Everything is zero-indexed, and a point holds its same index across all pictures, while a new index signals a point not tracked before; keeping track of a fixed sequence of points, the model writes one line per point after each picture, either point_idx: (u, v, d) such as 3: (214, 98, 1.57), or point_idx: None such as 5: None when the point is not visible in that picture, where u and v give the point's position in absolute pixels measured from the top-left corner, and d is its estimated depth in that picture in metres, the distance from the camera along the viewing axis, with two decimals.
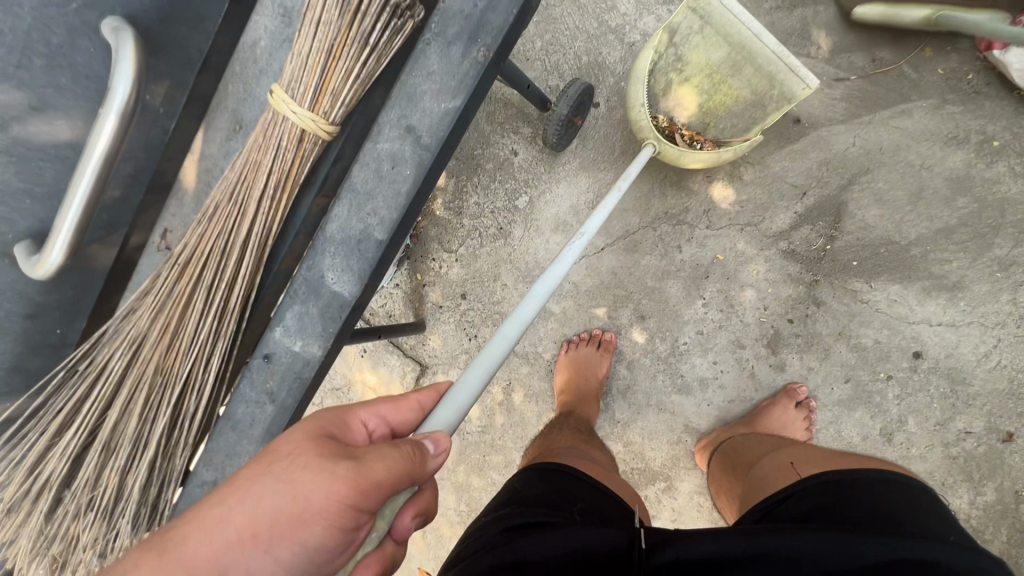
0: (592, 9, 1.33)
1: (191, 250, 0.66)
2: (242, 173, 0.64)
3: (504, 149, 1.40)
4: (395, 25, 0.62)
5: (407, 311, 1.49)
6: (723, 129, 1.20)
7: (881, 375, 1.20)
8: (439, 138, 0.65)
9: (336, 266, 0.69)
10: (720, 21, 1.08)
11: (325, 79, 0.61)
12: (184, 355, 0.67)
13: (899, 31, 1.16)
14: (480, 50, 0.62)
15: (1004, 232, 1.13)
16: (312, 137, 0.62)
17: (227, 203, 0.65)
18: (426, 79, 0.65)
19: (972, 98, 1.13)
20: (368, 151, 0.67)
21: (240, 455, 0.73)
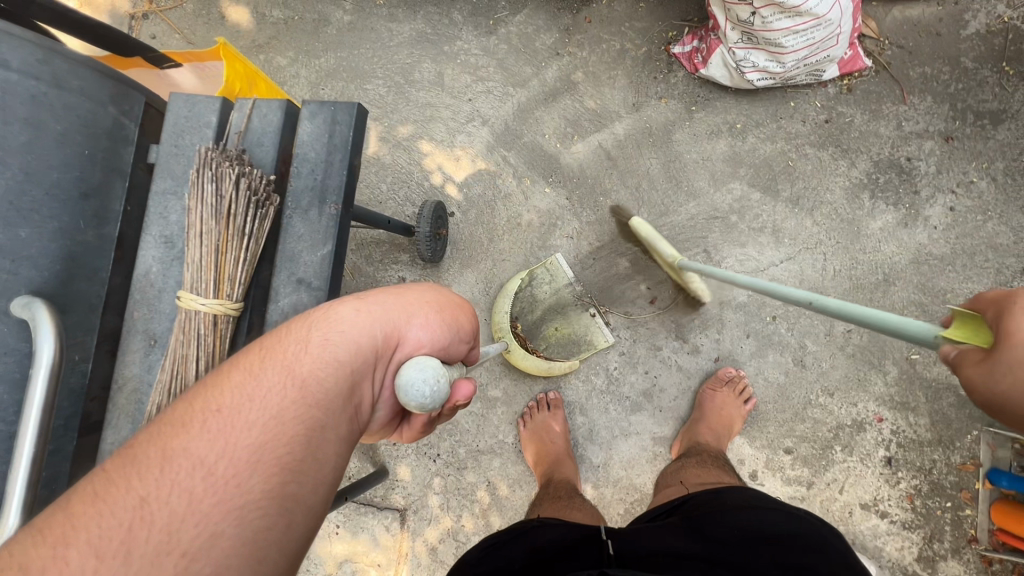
0: (416, 146, 1.59)
1: None
2: (175, 368, 0.73)
3: (393, 280, 1.54)
4: (260, 213, 0.78)
5: (365, 463, 1.46)
6: (554, 352, 1.45)
7: (768, 318, 1.42)
8: (325, 277, 0.80)
9: None
10: (563, 284, 1.48)
11: (220, 270, 0.75)
12: None
13: (638, 81, 1.53)
14: (331, 206, 0.81)
15: (781, 179, 1.45)
16: (224, 317, 0.74)
17: (167, 399, 0.73)
18: (298, 241, 0.81)
19: (707, 102, 1.50)
20: (272, 311, 0.80)
21: None
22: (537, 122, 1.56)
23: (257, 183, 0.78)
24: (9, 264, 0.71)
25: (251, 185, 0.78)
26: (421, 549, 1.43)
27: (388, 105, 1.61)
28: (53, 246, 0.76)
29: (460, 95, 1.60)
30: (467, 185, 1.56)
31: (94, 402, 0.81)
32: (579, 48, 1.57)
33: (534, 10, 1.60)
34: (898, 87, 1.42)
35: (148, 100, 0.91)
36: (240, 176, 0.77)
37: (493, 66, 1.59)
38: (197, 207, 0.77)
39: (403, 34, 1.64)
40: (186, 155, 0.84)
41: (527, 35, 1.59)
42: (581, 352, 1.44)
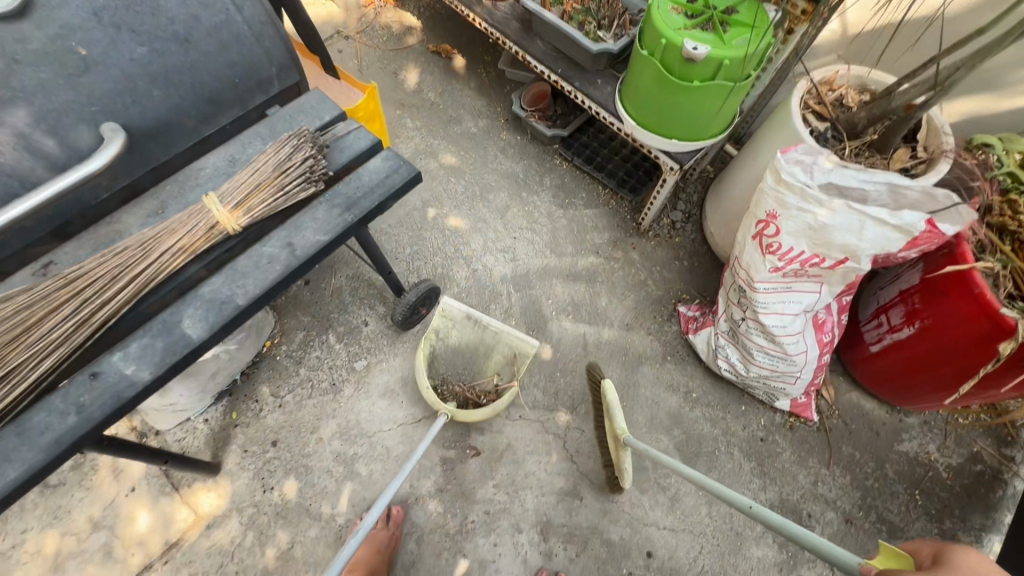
0: (452, 240, 1.83)
1: (83, 271, 0.75)
2: (162, 229, 0.79)
3: (357, 320, 1.69)
4: (304, 186, 0.84)
5: (206, 451, 1.49)
6: (502, 381, 1.54)
7: (624, 570, 1.41)
8: (307, 254, 0.83)
9: (195, 316, 0.77)
10: (466, 321, 1.45)
11: (246, 199, 0.82)
12: (29, 346, 0.71)
13: (640, 309, 1.77)
14: (348, 215, 0.86)
15: (700, 459, 1.56)
16: (220, 228, 0.80)
17: (138, 246, 0.78)
18: (311, 220, 0.86)
19: (681, 362, 1.69)
20: (255, 251, 0.83)
21: (6, 462, 0.67)
22: (549, 286, 1.78)
23: (319, 166, 0.86)
24: (129, 102, 0.84)
25: (312, 166, 0.85)
26: (194, 561, 1.37)
27: (456, 201, 1.90)
28: (167, 111, 0.88)
29: (509, 229, 1.87)
30: (466, 292, 1.74)
31: (81, 220, 0.85)
32: (614, 261, 1.84)
33: (601, 214, 1.93)
34: (828, 452, 1.58)
35: (299, 82, 1.04)
36: (311, 157, 0.85)
37: (546, 228, 1.89)
38: (269, 151, 0.86)
39: (502, 165, 2.00)
40: (291, 125, 0.98)
41: (584, 226, 1.90)
42: (523, 365, 1.46)
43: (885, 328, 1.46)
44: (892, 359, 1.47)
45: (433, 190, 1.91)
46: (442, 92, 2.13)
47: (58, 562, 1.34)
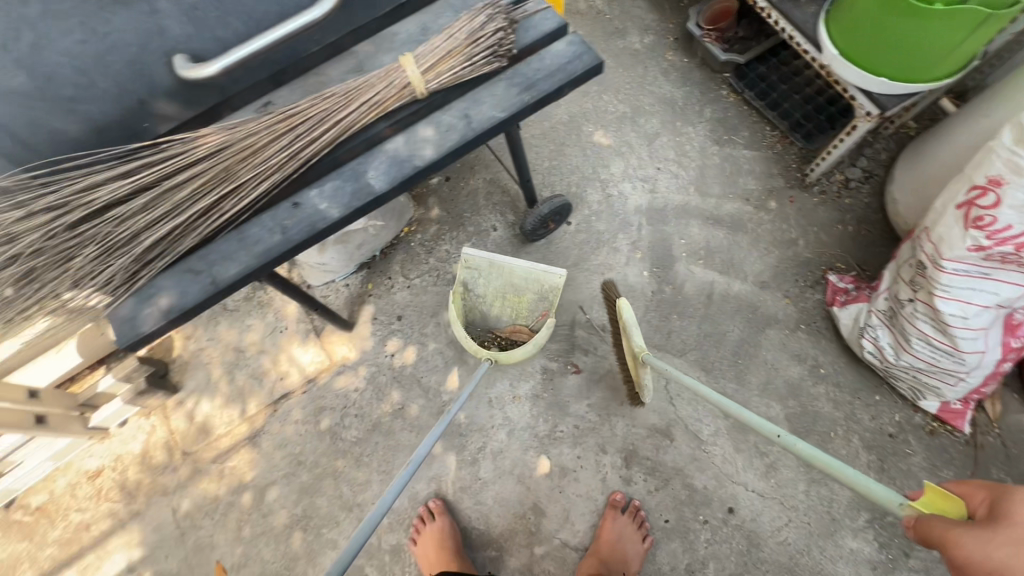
0: (592, 160, 1.78)
1: (298, 110, 0.82)
2: (364, 83, 0.82)
3: (486, 224, 1.75)
4: (490, 60, 0.84)
5: (345, 310, 1.70)
6: (534, 320, 1.59)
7: (701, 517, 1.41)
8: (482, 130, 0.84)
9: (377, 170, 0.84)
10: (490, 268, 1.45)
11: (438, 65, 0.83)
12: (252, 168, 0.82)
13: (782, 269, 1.61)
14: (526, 95, 0.85)
15: (812, 436, 1.45)
16: (411, 90, 0.83)
17: (341, 95, 0.82)
18: (489, 97, 0.86)
19: (816, 333, 1.54)
20: (435, 118, 0.86)
21: (231, 260, 0.81)
22: (685, 226, 1.68)
23: (508, 40, 0.84)
24: None
25: (502, 39, 0.83)
26: (325, 397, 1.62)
27: (604, 121, 1.82)
28: None
29: (654, 159, 1.77)
30: (597, 216, 1.71)
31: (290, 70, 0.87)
32: (764, 211, 1.68)
33: (762, 157, 1.73)
34: (971, 468, 1.39)
35: None
36: (501, 29, 0.83)
37: (695, 163, 1.75)
38: (461, 20, 0.85)
39: (661, 89, 1.85)
40: None
41: (739, 168, 1.73)
42: (555, 298, 1.49)
43: None
44: None
45: (582, 106, 1.85)
46: (612, 2, 1.98)
47: (229, 369, 1.67)
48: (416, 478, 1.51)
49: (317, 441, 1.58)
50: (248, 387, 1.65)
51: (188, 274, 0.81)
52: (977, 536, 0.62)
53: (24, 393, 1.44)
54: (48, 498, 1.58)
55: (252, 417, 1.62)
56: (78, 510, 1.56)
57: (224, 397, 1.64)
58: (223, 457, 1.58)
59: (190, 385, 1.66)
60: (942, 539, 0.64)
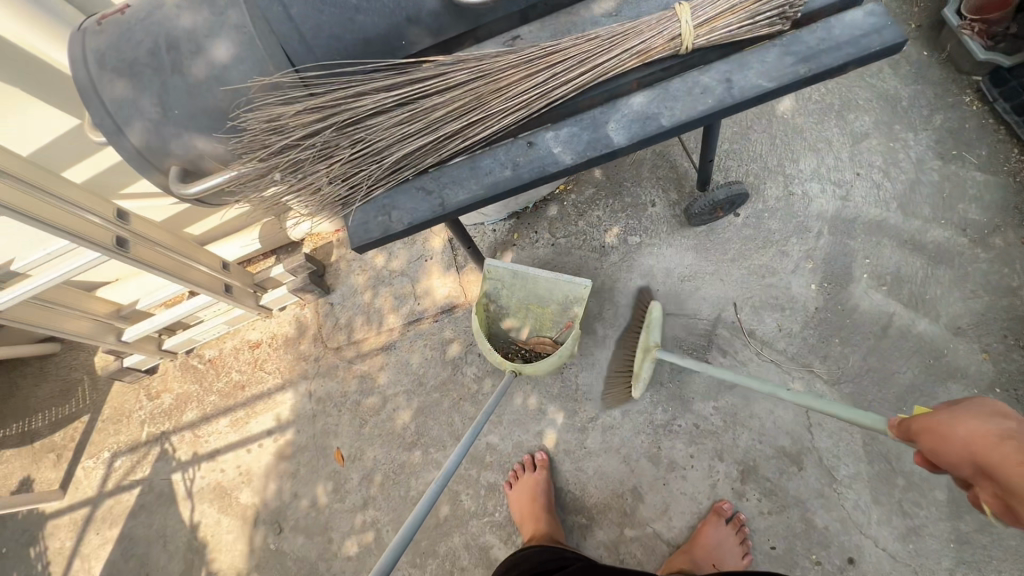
0: (781, 151, 1.61)
1: (560, 48, 0.79)
2: (630, 30, 0.78)
3: (646, 198, 1.68)
4: (772, 21, 0.77)
5: (487, 253, 1.75)
6: (558, 332, 1.55)
7: (814, 557, 1.30)
8: (744, 98, 0.76)
9: (619, 122, 0.80)
10: (511, 276, 1.47)
11: (714, 19, 0.77)
12: (507, 100, 0.80)
13: (988, 319, 1.37)
14: (804, 67, 0.76)
15: (977, 514, 1.26)
16: (677, 43, 0.78)
17: (605, 39, 0.79)
18: (757, 63, 0.78)
19: (1013, 402, 1.31)
20: (690, 77, 0.79)
21: (458, 186, 0.82)
22: (873, 245, 1.49)
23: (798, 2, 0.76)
24: None
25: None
26: (454, 330, 1.70)
27: (804, 110, 1.63)
28: None
29: (855, 163, 1.56)
30: (770, 213, 1.56)
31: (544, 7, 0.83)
32: (982, 248, 1.42)
33: (997, 185, 1.46)
34: None
35: None
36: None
37: (906, 177, 1.52)
38: None
39: (884, 84, 1.61)
40: None
41: (962, 191, 1.47)
42: (580, 308, 1.47)
43: None
44: None
45: None
46: None
47: (375, 284, 1.81)
48: (524, 429, 1.55)
49: (439, 368, 1.68)
50: (388, 304, 1.78)
51: (420, 191, 0.83)
52: (946, 416, 0.65)
53: (220, 264, 1.69)
54: (219, 354, 1.86)
55: (387, 331, 1.75)
56: (238, 371, 1.82)
57: (367, 307, 1.79)
58: (357, 360, 1.74)
59: (340, 290, 1.83)
60: (912, 430, 0.71)
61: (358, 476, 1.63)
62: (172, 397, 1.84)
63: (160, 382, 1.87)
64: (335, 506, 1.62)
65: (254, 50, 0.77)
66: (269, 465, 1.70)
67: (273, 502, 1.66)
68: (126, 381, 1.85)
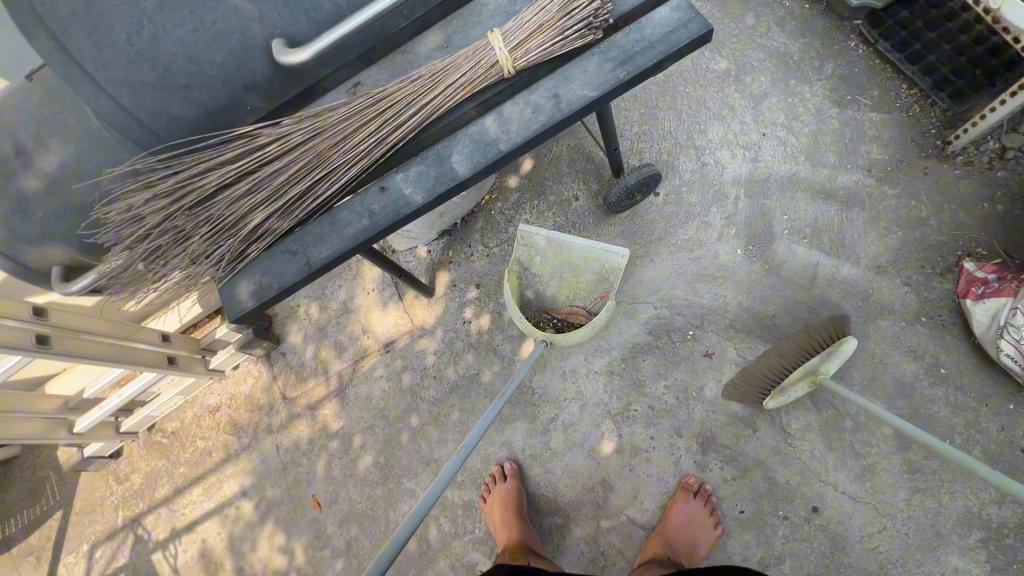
0: (687, 125, 1.64)
1: (386, 93, 0.81)
2: (449, 63, 0.80)
3: (569, 193, 1.70)
4: (583, 33, 0.79)
5: (426, 276, 1.75)
6: (592, 302, 1.51)
7: (781, 512, 1.34)
8: (570, 111, 0.80)
9: (461, 153, 0.82)
10: (546, 240, 1.38)
11: (528, 39, 0.79)
12: (345, 153, 0.82)
13: (905, 253, 1.42)
14: (621, 72, 0.79)
15: (922, 442, 1.31)
16: (498, 68, 0.80)
17: (427, 77, 0.81)
18: (579, 73, 0.82)
19: (939, 329, 1.36)
20: (521, 98, 0.83)
21: (322, 242, 0.85)
22: (789, 200, 1.52)
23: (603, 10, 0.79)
24: None
25: (598, 9, 0.78)
26: (406, 357, 1.71)
27: (703, 81, 1.66)
28: None
29: (760, 125, 1.59)
30: (688, 187, 1.59)
31: (382, 48, 0.84)
32: (889, 186, 1.47)
33: (892, 123, 1.51)
34: None
35: None
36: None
37: (809, 130, 1.56)
38: None
39: (774, 43, 1.64)
40: None
41: (861, 134, 1.52)
42: (617, 277, 1.41)
43: None
44: None
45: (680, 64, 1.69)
46: None
47: (323, 325, 1.80)
48: (490, 442, 1.56)
49: (399, 398, 1.68)
50: (338, 343, 1.77)
51: (287, 253, 0.86)
52: None
53: (160, 336, 1.66)
54: (180, 426, 1.84)
55: (342, 371, 1.75)
56: (202, 438, 1.80)
57: (318, 350, 1.79)
58: (317, 405, 1.74)
59: (290, 337, 1.82)
60: None
61: (338, 519, 1.64)
62: (141, 476, 1.82)
63: (127, 464, 1.84)
64: (321, 553, 1.62)
65: (98, 145, 0.79)
66: (249, 525, 1.69)
67: (259, 561, 1.66)
68: (92, 470, 1.82)
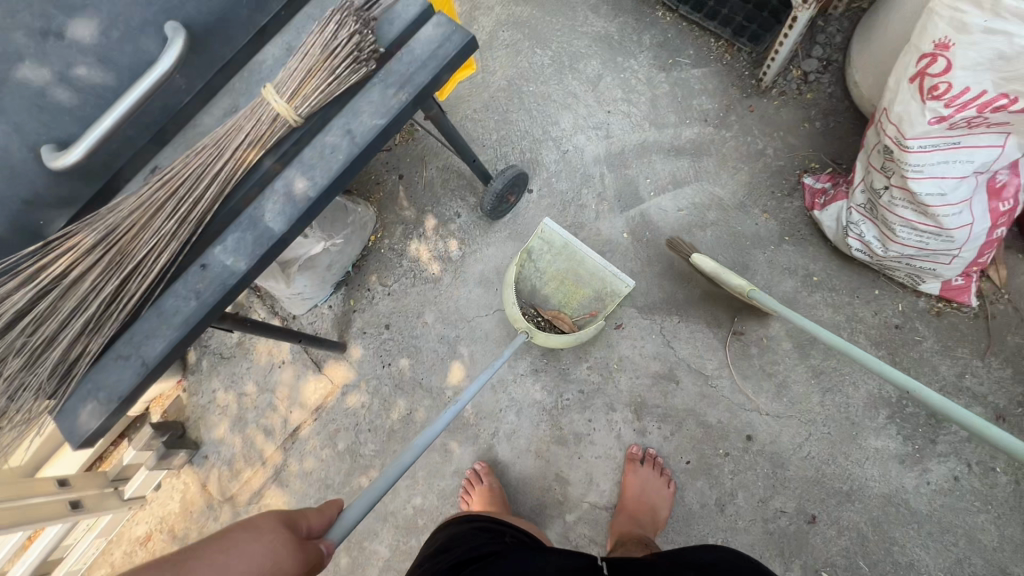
0: (539, 120, 1.71)
1: (174, 173, 0.84)
2: (228, 127, 0.83)
3: (450, 212, 1.72)
4: (354, 67, 0.82)
5: (334, 332, 1.71)
6: (579, 317, 1.51)
7: (720, 450, 1.41)
8: (365, 143, 0.84)
9: (273, 210, 0.85)
10: (561, 244, 1.43)
11: (301, 85, 0.82)
12: (149, 243, 0.85)
13: (755, 185, 1.55)
14: (403, 96, 0.85)
15: (817, 347, 1.42)
16: (282, 120, 0.83)
17: (212, 145, 0.83)
18: (365, 105, 0.86)
19: (802, 242, 1.49)
20: (316, 146, 0.86)
21: (152, 337, 0.84)
22: (646, 164, 1.63)
23: (366, 43, 0.82)
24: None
25: (360, 43, 0.82)
26: (336, 419, 1.65)
27: (543, 77, 1.75)
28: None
29: (602, 103, 1.70)
30: (556, 177, 1.66)
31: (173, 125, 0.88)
32: (728, 132, 1.60)
33: (713, 73, 1.65)
34: (985, 342, 1.35)
35: None
36: (356, 33, 0.82)
37: (646, 97, 1.68)
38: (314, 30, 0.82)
39: (594, 27, 1.76)
40: None
41: (691, 90, 1.65)
42: (611, 304, 1.43)
43: None
44: None
45: (518, 66, 1.77)
46: None
47: (241, 414, 1.70)
48: (441, 475, 1.54)
49: (340, 462, 1.61)
50: (262, 428, 1.68)
51: (117, 359, 0.85)
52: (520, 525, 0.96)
53: (56, 483, 1.50)
54: (110, 571, 1.66)
55: (273, 454, 1.66)
56: None
57: (243, 441, 1.69)
58: (256, 498, 1.64)
59: (209, 437, 1.71)
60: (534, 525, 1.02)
61: None
62: None
63: None
64: None
65: None
66: None
67: None
68: None
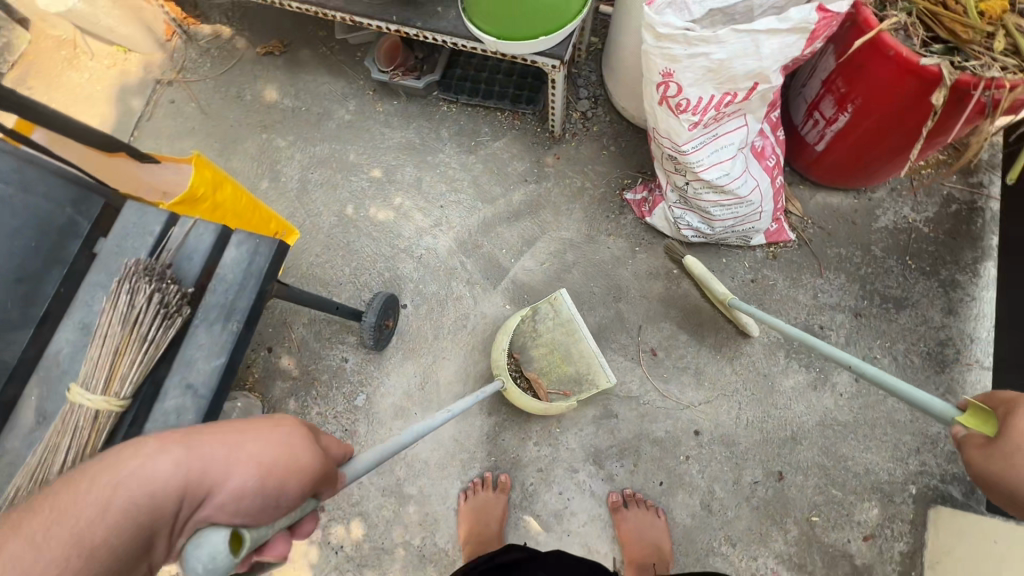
0: (383, 239, 1.73)
1: None
2: (43, 456, 0.87)
3: (336, 360, 1.64)
4: (164, 323, 0.94)
5: None
6: (554, 390, 1.49)
7: (680, 457, 1.47)
8: (211, 388, 0.97)
9: None
10: (567, 321, 1.51)
11: (115, 366, 0.90)
12: None
13: (592, 216, 1.71)
14: (232, 324, 1.00)
15: (706, 326, 1.57)
16: (106, 411, 0.90)
17: (31, 485, 0.86)
18: (196, 350, 0.99)
19: (650, 246, 1.66)
20: (156, 410, 0.95)
21: None
22: (496, 237, 1.71)
23: (169, 297, 0.95)
24: None
25: (163, 300, 0.94)
26: None
27: (369, 200, 1.78)
28: None
29: (433, 201, 1.77)
30: (424, 283, 1.68)
31: None
32: (549, 182, 1.76)
33: (512, 139, 1.82)
34: (816, 262, 1.60)
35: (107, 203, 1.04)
36: (155, 292, 0.94)
37: (468, 180, 1.78)
38: (108, 310, 0.92)
39: (394, 139, 1.84)
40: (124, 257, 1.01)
41: (502, 160, 1.79)
42: (586, 391, 1.47)
43: (822, 124, 1.42)
44: (839, 153, 1.46)
45: (341, 200, 1.79)
46: (296, 92, 1.92)
47: None
48: None
49: None
50: None
51: None
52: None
53: None
54: None
55: None
56: None
57: None
58: None
59: None
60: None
61: None
62: None
63: None
64: None
65: None
66: None
67: None
68: None
